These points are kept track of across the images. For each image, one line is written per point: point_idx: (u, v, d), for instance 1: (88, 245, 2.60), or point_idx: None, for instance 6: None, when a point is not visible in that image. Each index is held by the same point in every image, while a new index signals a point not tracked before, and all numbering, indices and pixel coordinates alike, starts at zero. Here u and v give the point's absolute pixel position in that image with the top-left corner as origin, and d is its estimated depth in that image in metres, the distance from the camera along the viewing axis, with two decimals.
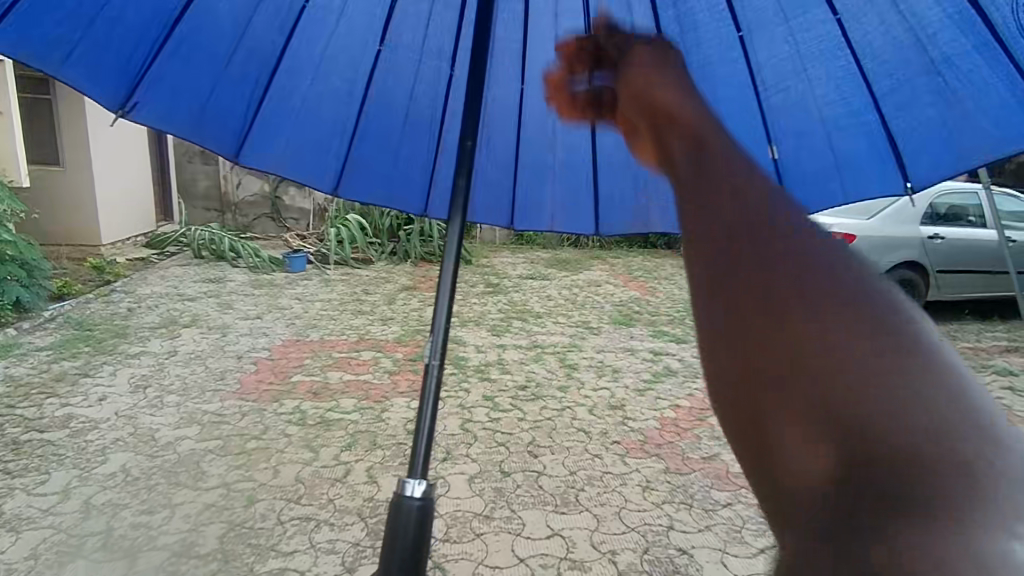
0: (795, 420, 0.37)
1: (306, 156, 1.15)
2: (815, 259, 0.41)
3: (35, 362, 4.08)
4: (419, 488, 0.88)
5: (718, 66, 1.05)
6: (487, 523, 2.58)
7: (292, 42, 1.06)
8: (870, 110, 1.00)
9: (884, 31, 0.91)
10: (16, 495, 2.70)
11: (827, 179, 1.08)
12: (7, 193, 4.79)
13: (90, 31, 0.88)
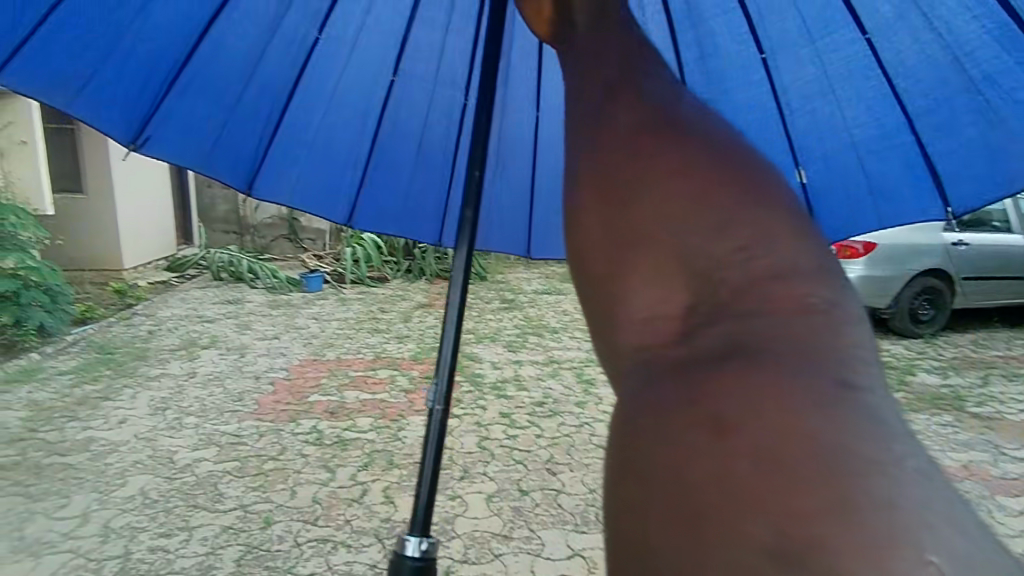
0: (646, 272, 0.43)
1: (318, 190, 1.20)
2: (696, 178, 0.44)
3: (57, 386, 4.13)
4: (419, 545, 0.88)
5: (745, 88, 1.12)
6: (506, 543, 2.53)
7: (303, 78, 1.10)
8: (906, 132, 1.05)
9: (917, 50, 0.97)
10: (37, 519, 2.70)
11: (853, 194, 1.14)
12: (31, 220, 4.88)
13: (101, 69, 0.91)
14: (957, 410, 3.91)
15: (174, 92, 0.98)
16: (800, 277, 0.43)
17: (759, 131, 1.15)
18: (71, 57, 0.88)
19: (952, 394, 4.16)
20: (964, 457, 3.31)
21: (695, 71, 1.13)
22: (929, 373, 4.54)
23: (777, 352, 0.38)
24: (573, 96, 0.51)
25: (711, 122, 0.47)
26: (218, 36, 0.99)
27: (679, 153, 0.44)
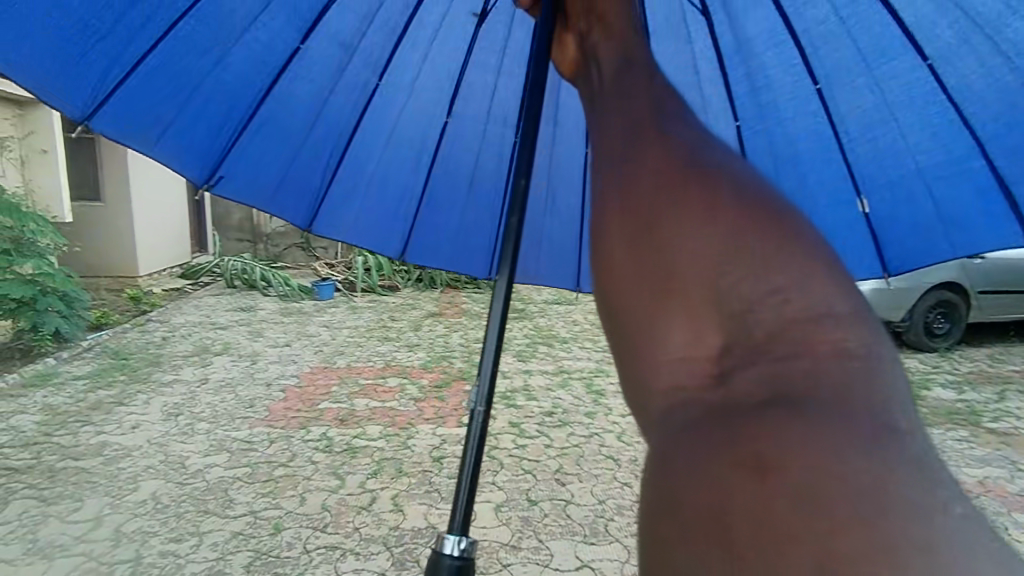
0: (681, 316, 0.46)
1: (376, 224, 1.24)
2: (727, 226, 0.47)
3: (72, 391, 4.17)
4: (460, 544, 0.82)
5: (801, 118, 1.15)
6: (514, 554, 2.52)
7: (363, 121, 1.15)
8: (978, 158, 1.07)
9: (984, 77, 0.99)
10: (50, 523, 2.73)
11: (920, 210, 1.16)
12: (50, 226, 4.97)
13: (179, 116, 0.97)
14: (973, 425, 3.86)
15: (242, 137, 1.05)
16: (830, 324, 0.46)
17: (819, 158, 1.18)
18: (139, 110, 0.93)
19: (968, 409, 4.11)
20: (980, 473, 3.26)
21: (749, 106, 1.17)
22: (944, 388, 4.48)
23: (814, 399, 0.41)
24: (605, 137, 0.55)
25: (741, 171, 0.52)
26: (286, 83, 1.06)
27: (711, 203, 0.48)
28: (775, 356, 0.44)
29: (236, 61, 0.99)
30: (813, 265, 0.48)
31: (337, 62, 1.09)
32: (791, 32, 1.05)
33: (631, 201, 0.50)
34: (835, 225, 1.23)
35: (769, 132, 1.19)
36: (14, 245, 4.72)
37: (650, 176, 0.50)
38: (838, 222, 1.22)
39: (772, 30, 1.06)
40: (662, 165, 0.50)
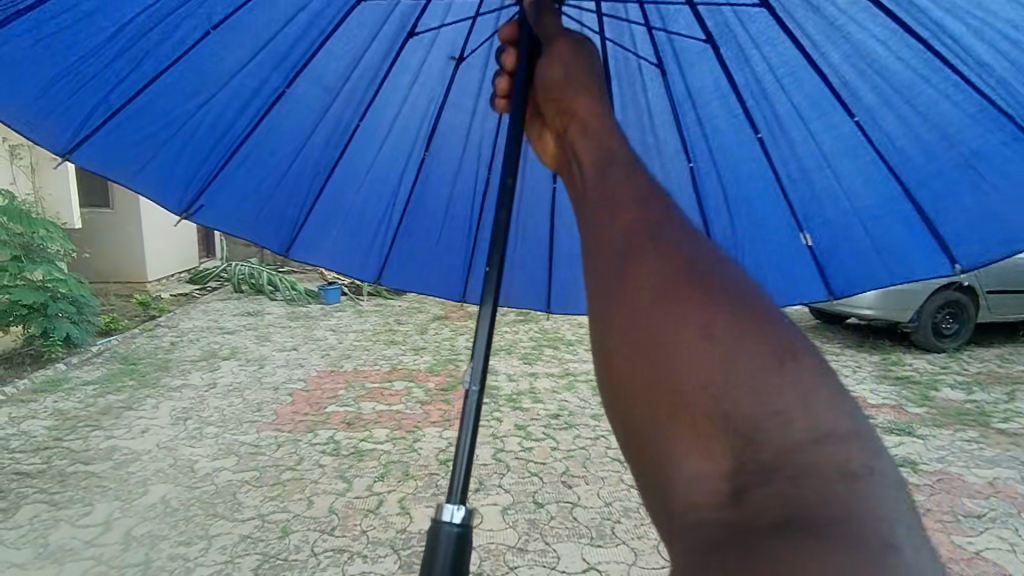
0: (684, 437, 0.45)
1: (346, 250, 1.19)
2: (727, 340, 0.47)
3: (82, 396, 4.21)
4: (464, 514, 0.75)
5: (743, 160, 1.08)
6: (521, 556, 2.52)
7: (346, 155, 1.12)
8: (905, 201, 0.99)
9: (904, 129, 0.93)
10: (60, 527, 2.76)
11: (870, 265, 1.07)
12: (60, 233, 5.02)
13: (163, 147, 0.97)
14: (983, 426, 3.83)
15: (227, 166, 1.03)
16: (841, 439, 0.44)
17: (761, 197, 1.10)
18: (127, 143, 0.95)
19: (977, 410, 4.08)
20: (990, 474, 3.24)
21: (700, 146, 1.10)
22: (953, 389, 4.45)
23: (833, 528, 0.40)
24: (601, 253, 0.56)
25: (736, 278, 0.52)
26: (276, 119, 1.04)
27: (707, 317, 0.48)
28: (786, 475, 0.42)
29: (222, 99, 0.99)
30: (818, 369, 0.47)
31: (318, 105, 1.06)
32: (732, 82, 1.01)
33: (628, 318, 0.51)
34: (790, 281, 1.15)
35: (718, 173, 1.11)
36: (25, 252, 4.77)
37: (645, 291, 0.51)
38: (786, 257, 1.13)
39: (717, 84, 1.03)
40: (660, 281, 0.51)
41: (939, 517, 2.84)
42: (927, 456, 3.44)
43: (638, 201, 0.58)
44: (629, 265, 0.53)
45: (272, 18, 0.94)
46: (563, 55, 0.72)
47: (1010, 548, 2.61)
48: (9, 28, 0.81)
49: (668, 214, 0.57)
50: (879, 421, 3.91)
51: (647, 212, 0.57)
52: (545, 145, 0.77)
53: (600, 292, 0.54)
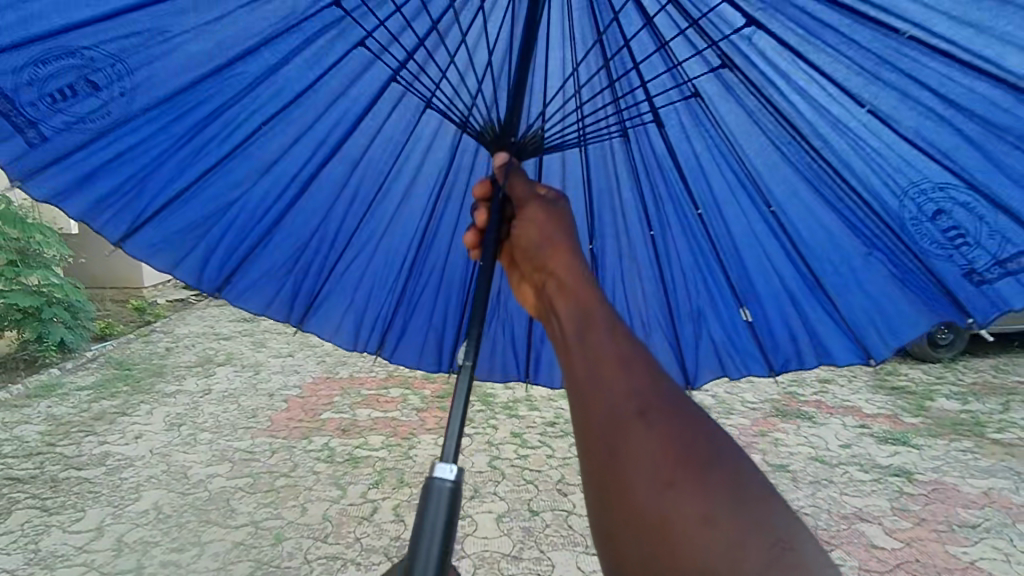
0: None
1: (347, 320, 1.19)
2: (725, 531, 0.53)
3: (76, 401, 4.19)
4: (454, 471, 0.73)
5: (694, 236, 1.13)
6: (516, 564, 2.52)
7: (359, 231, 1.15)
8: (817, 288, 1.09)
9: (815, 219, 1.04)
10: (52, 532, 2.74)
11: (797, 343, 1.14)
12: (57, 236, 5.02)
13: (202, 234, 1.06)
14: (978, 436, 3.84)
15: (260, 251, 1.10)
16: None
17: (704, 271, 1.14)
18: (174, 233, 1.04)
19: (972, 420, 4.09)
20: (984, 484, 3.24)
21: (661, 215, 1.13)
22: (948, 399, 4.46)
23: None
24: (599, 419, 0.62)
25: (727, 456, 0.59)
26: (309, 206, 1.11)
27: (703, 505, 0.55)
28: None
29: (265, 187, 1.07)
30: (806, 551, 0.54)
31: (342, 186, 1.12)
32: (670, 163, 1.09)
33: (628, 495, 0.56)
34: (738, 354, 1.18)
35: (676, 244, 1.15)
36: (20, 256, 4.79)
37: (639, 468, 0.57)
38: (733, 332, 1.17)
39: (667, 165, 1.09)
40: (658, 461, 0.57)
41: (934, 527, 2.84)
42: (922, 466, 3.44)
43: (623, 368, 0.65)
44: (620, 438, 0.59)
45: (315, 106, 1.05)
46: (537, 220, 0.82)
47: (1004, 559, 2.61)
48: (89, 150, 0.94)
49: (652, 383, 0.64)
50: (874, 431, 3.91)
51: (633, 379, 0.64)
52: (522, 293, 0.84)
53: (594, 463, 0.60)
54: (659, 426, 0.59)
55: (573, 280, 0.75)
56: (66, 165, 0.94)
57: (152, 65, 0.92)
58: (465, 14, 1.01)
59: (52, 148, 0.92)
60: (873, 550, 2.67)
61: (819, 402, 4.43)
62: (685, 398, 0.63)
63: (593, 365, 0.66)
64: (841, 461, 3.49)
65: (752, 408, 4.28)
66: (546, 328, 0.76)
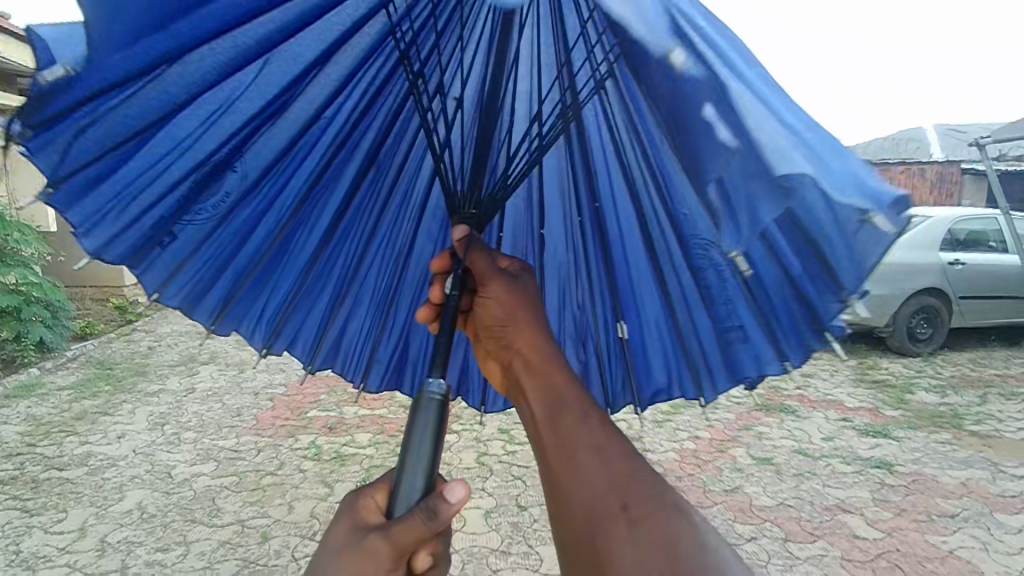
0: None
1: (356, 343, 1.17)
2: None
3: (56, 401, 4.13)
4: (443, 383, 0.81)
5: (602, 229, 1.09)
6: (504, 559, 2.52)
7: (369, 247, 1.12)
8: (672, 316, 1.09)
9: (668, 247, 1.03)
10: (33, 534, 2.70)
11: (655, 366, 1.14)
12: (35, 234, 4.95)
13: (252, 284, 1.08)
14: (956, 427, 3.92)
15: (291, 312, 1.12)
16: None
17: (606, 266, 1.12)
18: (238, 293, 1.07)
19: (951, 412, 4.16)
20: (962, 475, 3.31)
21: (583, 197, 1.08)
22: (927, 392, 4.54)
23: None
24: (576, 510, 0.63)
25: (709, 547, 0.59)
26: (337, 236, 1.10)
27: None
28: None
29: (304, 216, 1.07)
30: None
31: (368, 214, 1.10)
32: (582, 157, 1.04)
33: None
34: (616, 369, 1.18)
35: (594, 228, 1.10)
36: None
37: (627, 563, 0.58)
38: (611, 345, 1.17)
39: (577, 150, 1.04)
40: (636, 560, 0.58)
41: (913, 518, 2.89)
42: (903, 457, 3.51)
43: (599, 454, 0.66)
44: (604, 534, 0.61)
45: (368, 135, 1.03)
46: (500, 296, 0.85)
47: (982, 547, 2.66)
48: (213, 239, 1.02)
49: (628, 468, 0.65)
50: (856, 423, 3.98)
51: (610, 469, 0.65)
52: (488, 368, 0.88)
53: (582, 559, 0.61)
54: (644, 520, 0.60)
55: (540, 362, 0.78)
56: (192, 266, 1.02)
57: (259, 137, 0.97)
58: (448, 40, 0.94)
59: (184, 245, 1.00)
60: (855, 540, 2.71)
61: (802, 396, 4.50)
62: (663, 484, 0.64)
63: (570, 454, 0.67)
64: (824, 454, 3.55)
65: (736, 402, 4.34)
66: (515, 408, 0.78)
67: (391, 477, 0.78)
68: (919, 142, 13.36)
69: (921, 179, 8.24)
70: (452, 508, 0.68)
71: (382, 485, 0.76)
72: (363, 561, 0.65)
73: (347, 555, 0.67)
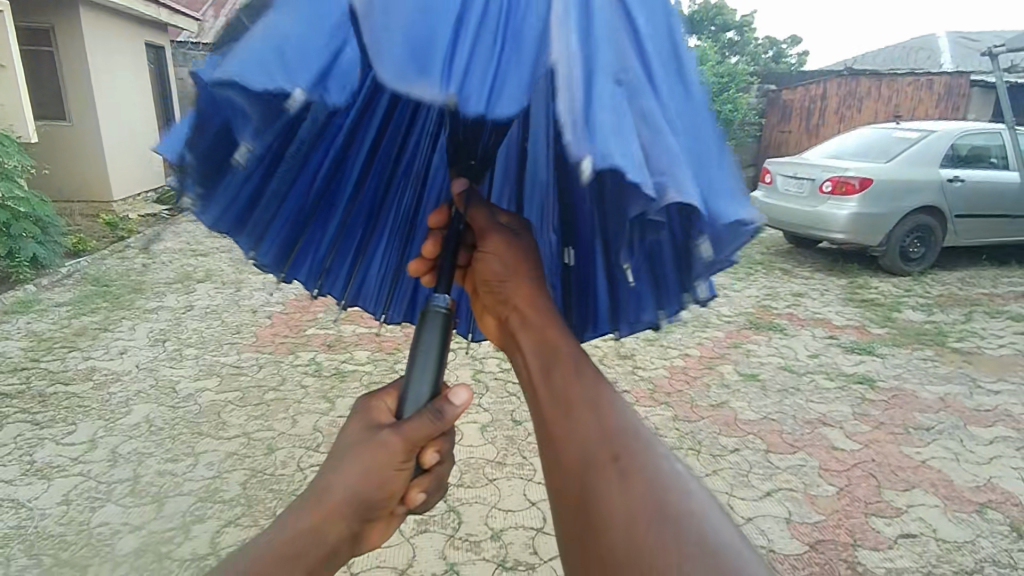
0: None
1: (391, 279, 1.19)
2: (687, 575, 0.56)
3: (55, 317, 4.17)
4: (448, 298, 0.81)
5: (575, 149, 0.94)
6: (500, 469, 2.65)
7: (396, 184, 1.11)
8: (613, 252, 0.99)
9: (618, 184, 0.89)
10: (46, 445, 2.80)
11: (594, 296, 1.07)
12: (15, 147, 4.79)
13: (301, 234, 1.08)
14: (939, 345, 4.03)
15: (336, 256, 1.14)
16: None
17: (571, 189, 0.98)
18: (292, 244, 1.09)
19: (935, 330, 4.27)
20: (941, 390, 3.44)
21: None
22: (914, 311, 4.64)
23: None
24: (569, 465, 0.65)
25: (695, 501, 0.61)
26: (371, 179, 1.08)
27: (667, 550, 0.57)
28: None
29: (347, 164, 1.04)
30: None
31: (397, 153, 1.08)
32: None
33: (600, 545, 0.60)
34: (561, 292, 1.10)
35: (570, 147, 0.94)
36: None
37: (618, 515, 0.61)
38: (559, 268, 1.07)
39: None
40: (624, 511, 0.60)
41: (890, 430, 3.03)
42: (885, 373, 3.63)
43: (596, 412, 0.67)
44: (595, 487, 0.63)
45: None
46: (498, 251, 0.84)
47: (953, 457, 2.81)
48: (280, 199, 1.01)
49: (620, 423, 0.67)
50: (842, 341, 4.09)
51: (603, 424, 0.66)
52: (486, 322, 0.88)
53: (573, 510, 0.64)
54: (634, 475, 0.62)
55: (536, 318, 0.78)
56: (263, 224, 1.03)
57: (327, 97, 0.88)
58: None
59: (259, 207, 1.00)
60: (834, 452, 2.85)
61: (791, 314, 4.59)
62: (654, 441, 0.66)
63: (564, 409, 0.69)
64: (809, 369, 3.67)
65: (726, 321, 4.43)
66: (510, 360, 0.79)
67: (399, 383, 0.82)
68: (929, 50, 12.83)
69: (928, 92, 7.98)
70: (457, 409, 0.73)
71: (392, 389, 0.81)
72: (376, 452, 0.71)
73: (360, 447, 0.73)
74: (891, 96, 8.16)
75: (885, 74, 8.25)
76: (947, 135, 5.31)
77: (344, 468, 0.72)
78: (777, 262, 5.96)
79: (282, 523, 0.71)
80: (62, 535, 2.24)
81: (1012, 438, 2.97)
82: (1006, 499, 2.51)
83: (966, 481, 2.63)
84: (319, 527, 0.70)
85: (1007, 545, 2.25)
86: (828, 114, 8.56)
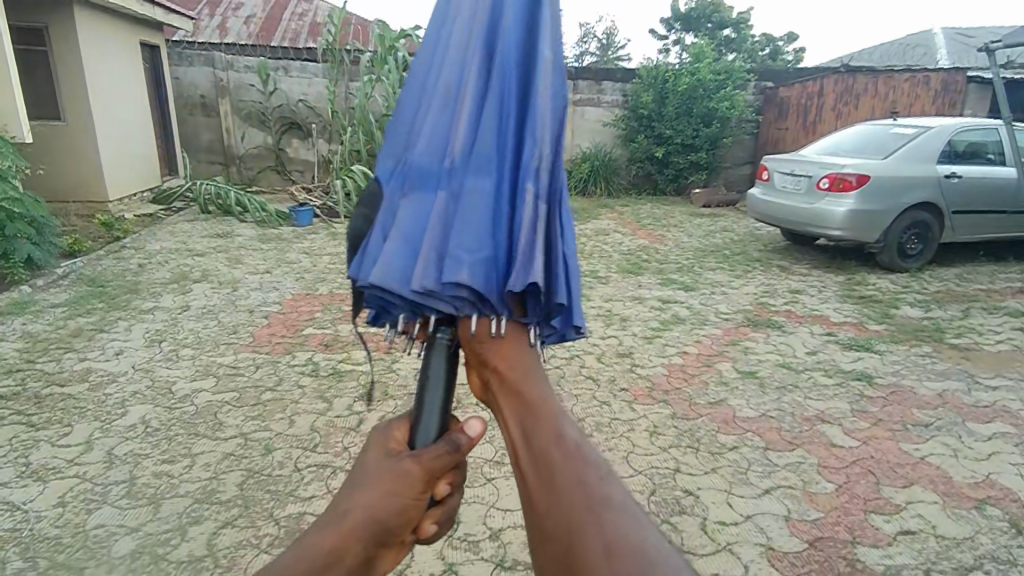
0: None
1: None
2: None
3: (50, 318, 4.15)
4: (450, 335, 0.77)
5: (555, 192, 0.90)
6: (498, 469, 2.64)
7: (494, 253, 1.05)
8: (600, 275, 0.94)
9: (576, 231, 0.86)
10: (41, 447, 2.78)
11: None
12: (9, 148, 4.76)
13: None
14: (937, 341, 4.03)
15: None
16: None
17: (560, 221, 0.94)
18: None
19: (933, 326, 4.27)
20: (939, 386, 3.43)
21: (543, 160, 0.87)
22: (912, 307, 4.64)
23: None
24: (552, 530, 0.62)
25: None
26: None
27: None
28: None
29: None
30: None
31: None
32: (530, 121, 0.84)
33: None
34: None
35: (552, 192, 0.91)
36: None
37: None
38: None
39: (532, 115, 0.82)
40: None
41: (889, 427, 3.03)
42: (882, 370, 3.63)
43: (581, 477, 0.63)
44: (581, 553, 0.59)
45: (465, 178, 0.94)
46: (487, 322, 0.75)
47: (952, 453, 2.81)
48: None
49: (610, 489, 0.63)
50: (840, 337, 4.09)
51: (588, 488, 0.62)
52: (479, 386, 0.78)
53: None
54: (622, 545, 0.58)
55: (516, 376, 0.72)
56: None
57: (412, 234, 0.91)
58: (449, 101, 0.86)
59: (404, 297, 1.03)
60: (832, 449, 2.84)
61: (789, 311, 4.59)
62: (634, 507, 0.62)
63: (548, 470, 0.65)
64: (807, 366, 3.67)
65: (724, 318, 4.43)
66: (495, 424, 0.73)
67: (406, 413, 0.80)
68: (926, 46, 12.76)
69: (925, 88, 7.91)
70: (468, 441, 0.73)
71: (401, 420, 0.78)
72: (396, 481, 0.69)
73: (379, 472, 0.71)
74: (888, 92, 8.07)
75: (882, 70, 8.16)
76: (943, 131, 5.31)
77: (362, 490, 0.70)
78: (774, 259, 5.96)
79: (295, 549, 0.68)
80: (57, 537, 2.22)
81: (1011, 434, 2.97)
82: (1004, 496, 2.51)
83: (964, 478, 2.63)
84: (329, 555, 0.66)
85: (1006, 541, 2.25)
86: (825, 110, 8.52)
